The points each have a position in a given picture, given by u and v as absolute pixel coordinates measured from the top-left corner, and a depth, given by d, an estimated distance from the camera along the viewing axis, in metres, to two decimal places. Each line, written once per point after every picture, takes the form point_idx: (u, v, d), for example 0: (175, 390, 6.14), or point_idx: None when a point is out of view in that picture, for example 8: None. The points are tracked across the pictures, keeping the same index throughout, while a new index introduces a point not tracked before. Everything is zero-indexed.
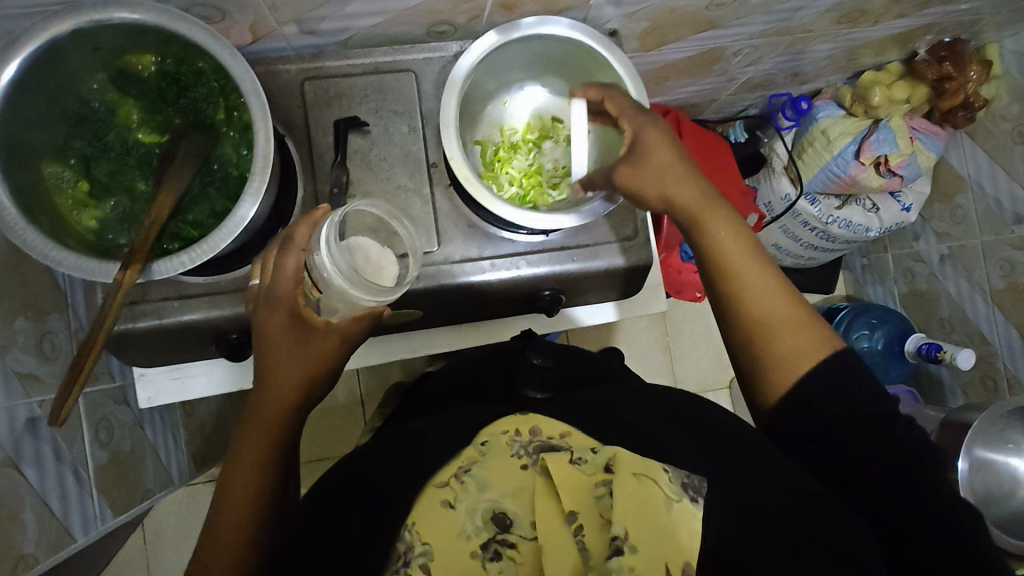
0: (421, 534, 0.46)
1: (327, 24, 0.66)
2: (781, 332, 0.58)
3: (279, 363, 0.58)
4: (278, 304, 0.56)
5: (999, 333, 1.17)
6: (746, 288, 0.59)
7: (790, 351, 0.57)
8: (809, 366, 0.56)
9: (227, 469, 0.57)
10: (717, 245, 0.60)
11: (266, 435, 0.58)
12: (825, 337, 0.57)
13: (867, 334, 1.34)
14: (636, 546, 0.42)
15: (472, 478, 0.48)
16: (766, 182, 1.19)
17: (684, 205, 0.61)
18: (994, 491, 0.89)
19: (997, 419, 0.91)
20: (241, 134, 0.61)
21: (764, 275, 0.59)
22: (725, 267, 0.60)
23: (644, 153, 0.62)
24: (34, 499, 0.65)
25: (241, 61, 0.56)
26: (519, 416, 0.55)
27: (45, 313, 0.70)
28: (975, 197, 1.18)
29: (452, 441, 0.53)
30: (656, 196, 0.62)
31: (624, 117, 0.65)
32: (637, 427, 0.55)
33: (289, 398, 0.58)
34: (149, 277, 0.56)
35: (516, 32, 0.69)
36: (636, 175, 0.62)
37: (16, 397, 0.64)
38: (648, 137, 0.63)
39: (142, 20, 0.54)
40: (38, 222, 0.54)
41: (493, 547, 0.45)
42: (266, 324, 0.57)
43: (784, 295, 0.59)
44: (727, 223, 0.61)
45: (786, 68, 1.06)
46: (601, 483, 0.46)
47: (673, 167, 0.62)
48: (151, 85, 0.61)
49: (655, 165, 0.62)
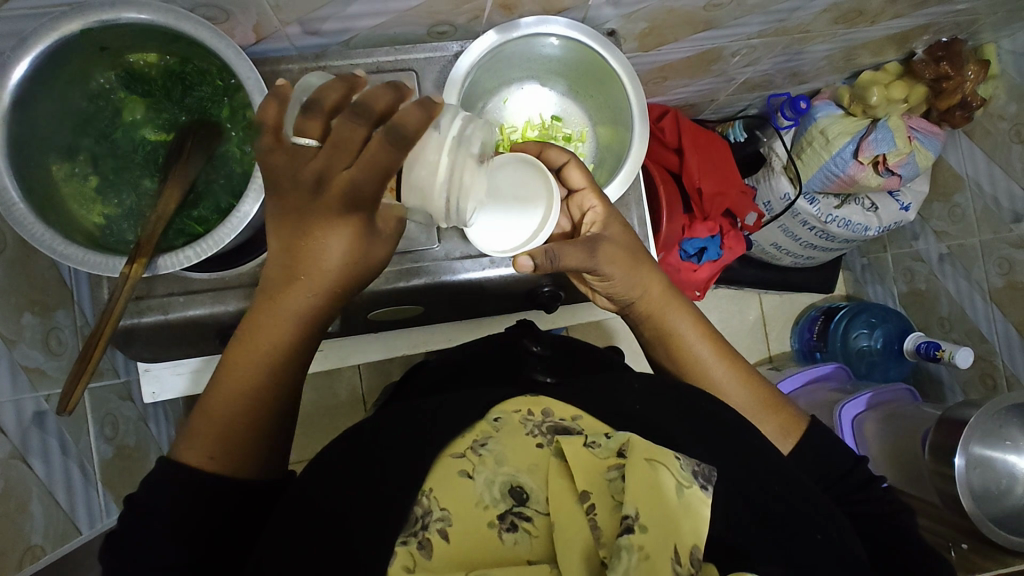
0: (439, 500, 0.46)
1: (329, 25, 0.67)
2: (755, 414, 0.67)
3: (311, 238, 0.51)
4: (334, 212, 0.49)
5: (998, 332, 1.17)
6: (716, 375, 0.69)
7: (771, 432, 0.66)
8: (796, 440, 0.66)
9: (236, 347, 0.55)
10: (683, 337, 0.71)
11: (274, 338, 0.55)
12: (797, 414, 0.68)
13: (866, 332, 1.37)
14: (646, 526, 0.42)
15: (488, 451, 0.49)
16: (765, 182, 1.19)
17: (651, 301, 0.71)
18: (990, 488, 0.89)
19: (997, 417, 0.91)
20: (244, 132, 0.62)
21: (727, 365, 0.70)
22: (692, 353, 0.70)
23: (618, 242, 0.70)
24: (41, 491, 0.66)
25: (246, 61, 0.58)
26: (531, 397, 0.55)
27: (51, 309, 0.71)
28: (974, 196, 1.18)
29: (465, 409, 0.52)
30: (634, 289, 0.70)
31: (589, 192, 0.71)
32: (644, 416, 0.54)
33: (309, 303, 0.54)
34: (154, 272, 0.58)
35: (515, 31, 0.72)
36: (615, 258, 0.68)
37: (23, 391, 0.65)
38: (613, 224, 0.70)
39: (150, 20, 0.56)
40: (48, 218, 0.56)
41: (509, 519, 0.45)
42: (315, 205, 0.49)
43: (749, 382, 0.69)
44: (688, 315, 0.72)
45: (784, 68, 1.07)
46: (613, 467, 0.47)
47: (644, 258, 0.71)
48: (157, 85, 0.62)
49: (625, 257, 0.69)
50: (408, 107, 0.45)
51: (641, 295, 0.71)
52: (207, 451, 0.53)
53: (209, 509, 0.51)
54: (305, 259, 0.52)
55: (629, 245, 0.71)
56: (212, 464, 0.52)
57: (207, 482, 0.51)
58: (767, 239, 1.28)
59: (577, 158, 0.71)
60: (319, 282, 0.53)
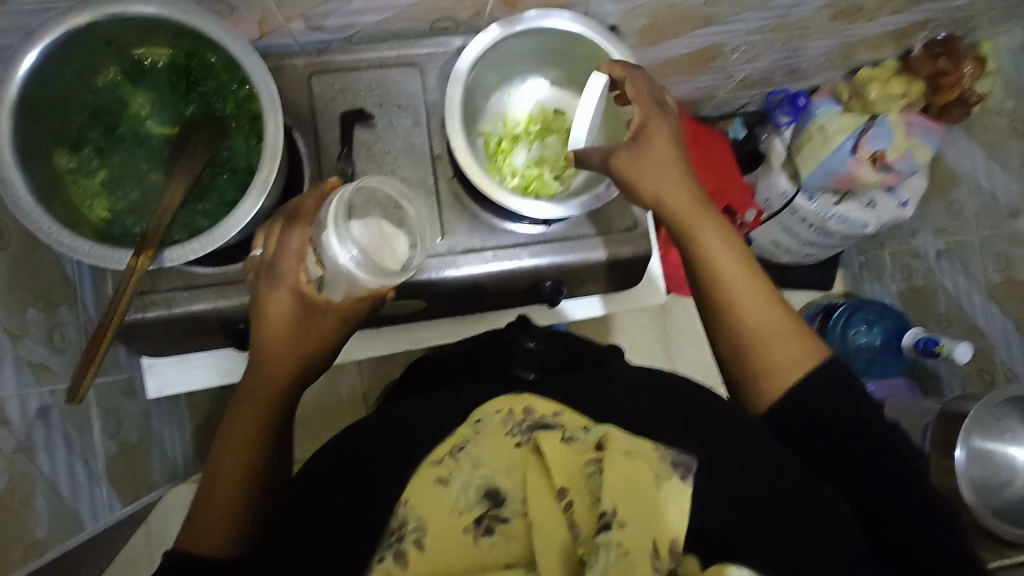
0: (415, 510, 0.46)
1: (332, 20, 0.68)
2: (769, 341, 0.61)
3: (271, 309, 0.58)
4: (281, 280, 0.57)
5: (996, 327, 1.18)
6: (740, 297, 0.62)
7: (782, 360, 0.60)
8: (803, 374, 0.59)
9: (232, 412, 0.59)
10: (710, 254, 0.63)
11: (258, 405, 0.59)
12: (814, 349, 0.61)
13: (864, 330, 1.35)
14: (625, 521, 0.42)
15: (465, 455, 0.48)
16: (763, 180, 1.19)
17: (679, 209, 0.63)
18: (990, 481, 0.89)
19: (995, 409, 0.91)
20: (251, 126, 0.62)
21: (753, 289, 0.62)
22: (717, 271, 0.63)
23: (646, 144, 0.64)
24: (45, 486, 0.66)
25: (252, 54, 0.58)
26: (513, 395, 0.54)
27: (55, 305, 0.71)
28: (971, 192, 1.19)
29: (447, 412, 0.54)
30: (653, 196, 0.64)
31: (638, 99, 0.65)
32: (630, 409, 0.55)
33: (283, 372, 0.60)
34: (161, 264, 0.58)
35: (518, 24, 0.72)
36: (641, 163, 0.63)
37: (28, 386, 0.65)
38: (652, 127, 0.64)
39: (157, 13, 0.56)
40: (54, 210, 0.56)
41: (486, 523, 0.45)
42: (267, 297, 0.58)
43: (774, 307, 0.62)
44: (716, 226, 0.64)
45: (783, 65, 1.08)
46: (591, 462, 0.46)
47: (672, 154, 0.64)
48: (163, 79, 0.62)
49: (656, 159, 0.64)
50: (308, 199, 0.59)
51: (660, 204, 0.64)
52: (207, 530, 0.55)
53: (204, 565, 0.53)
54: (265, 325, 0.58)
55: (659, 146, 0.64)
56: (201, 539, 0.55)
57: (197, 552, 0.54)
58: (766, 236, 1.28)
59: (637, 69, 0.67)
60: (287, 352, 0.59)
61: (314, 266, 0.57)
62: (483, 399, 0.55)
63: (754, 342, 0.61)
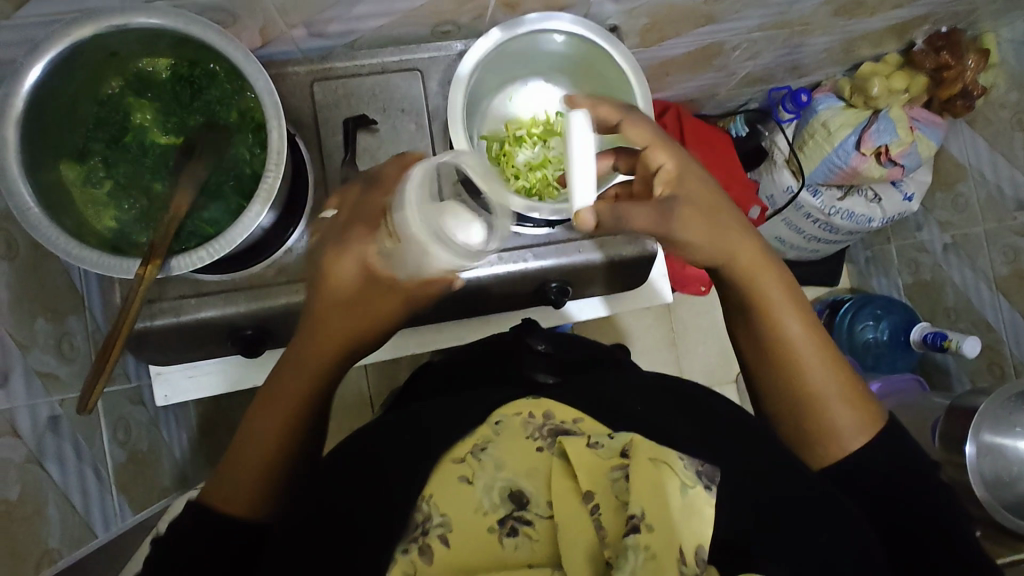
0: (439, 507, 0.46)
1: (334, 27, 0.68)
2: (833, 403, 0.59)
3: (334, 269, 0.58)
4: (351, 244, 0.58)
5: (1005, 321, 1.17)
6: (802, 353, 0.61)
7: (846, 423, 0.59)
8: (865, 439, 0.58)
9: (278, 375, 0.60)
10: (772, 306, 0.62)
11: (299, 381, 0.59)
12: (875, 412, 0.60)
13: (872, 325, 1.36)
14: (652, 525, 0.43)
15: (488, 456, 0.49)
16: (767, 175, 1.19)
17: (738, 261, 0.62)
18: (1002, 475, 0.89)
19: (1005, 403, 0.91)
20: (255, 134, 0.63)
21: (813, 344, 0.61)
22: (779, 327, 0.61)
23: (689, 200, 0.61)
24: (57, 496, 0.67)
25: (255, 62, 0.58)
26: (533, 399, 0.53)
27: (63, 315, 0.71)
28: (977, 185, 1.18)
29: (467, 410, 0.53)
30: (708, 251, 0.61)
31: (665, 150, 0.63)
32: (647, 417, 0.54)
33: (328, 347, 0.60)
34: (168, 273, 0.58)
35: (520, 28, 0.72)
36: (691, 223, 0.60)
37: (37, 396, 0.65)
38: (688, 181, 0.62)
39: (159, 24, 0.56)
40: (61, 222, 0.57)
41: (510, 523, 0.46)
42: (332, 259, 0.59)
43: (835, 365, 0.61)
44: (776, 281, 0.62)
45: (785, 61, 1.08)
46: (618, 467, 0.47)
47: (726, 215, 0.62)
48: (167, 89, 0.63)
49: (706, 217, 0.61)
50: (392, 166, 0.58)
51: (727, 260, 0.62)
52: (231, 494, 0.56)
53: (220, 539, 0.53)
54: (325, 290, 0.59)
55: (709, 207, 0.61)
56: (224, 501, 0.55)
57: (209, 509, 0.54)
58: (769, 232, 1.28)
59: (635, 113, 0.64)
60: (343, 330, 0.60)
61: (382, 238, 0.55)
62: (499, 401, 0.54)
63: (813, 404, 0.59)
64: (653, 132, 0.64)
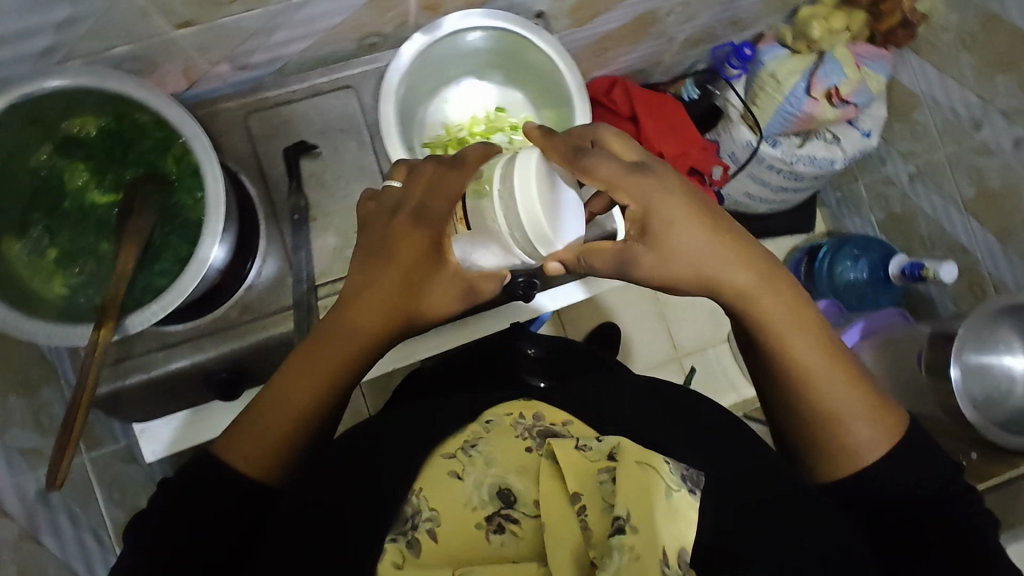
0: (428, 501, 0.48)
1: (257, 57, 0.69)
2: (850, 420, 0.57)
3: (399, 237, 0.55)
4: (429, 222, 0.54)
5: (978, 242, 1.17)
6: (817, 373, 0.57)
7: (865, 438, 0.57)
8: (881, 451, 0.57)
9: (313, 341, 0.57)
10: (780, 330, 0.56)
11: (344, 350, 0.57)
12: (892, 418, 0.58)
13: (852, 264, 1.38)
14: (637, 525, 0.43)
15: (479, 453, 0.50)
16: (726, 134, 1.19)
17: (736, 292, 0.54)
18: (992, 394, 0.89)
19: (985, 323, 0.91)
20: (192, 179, 0.61)
21: (827, 361, 0.57)
22: (791, 352, 0.56)
23: (669, 243, 0.51)
24: (59, 568, 0.67)
25: (178, 108, 0.58)
26: (524, 400, 0.56)
27: (36, 388, 0.71)
28: (932, 110, 1.17)
29: (461, 412, 0.55)
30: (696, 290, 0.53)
31: (627, 187, 0.50)
32: (633, 419, 0.56)
33: (375, 320, 0.56)
34: (124, 333, 0.58)
35: (440, 30, 0.72)
36: (669, 269, 0.51)
37: (21, 473, 0.65)
38: (663, 219, 0.50)
39: (70, 83, 0.55)
40: (7, 295, 0.57)
41: (497, 520, 0.47)
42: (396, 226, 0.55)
43: (851, 379, 0.58)
44: (783, 299, 0.56)
45: (723, 18, 1.07)
46: (603, 469, 0.47)
47: (719, 249, 0.53)
48: (97, 147, 0.61)
49: (688, 257, 0.52)
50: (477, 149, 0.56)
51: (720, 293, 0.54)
52: (241, 455, 0.55)
53: (223, 526, 0.53)
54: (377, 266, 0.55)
55: (692, 253, 0.51)
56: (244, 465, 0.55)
57: (219, 473, 0.54)
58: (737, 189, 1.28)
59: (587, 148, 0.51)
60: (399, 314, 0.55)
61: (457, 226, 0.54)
62: (495, 400, 0.57)
63: (831, 423, 0.57)
64: (615, 163, 0.50)
